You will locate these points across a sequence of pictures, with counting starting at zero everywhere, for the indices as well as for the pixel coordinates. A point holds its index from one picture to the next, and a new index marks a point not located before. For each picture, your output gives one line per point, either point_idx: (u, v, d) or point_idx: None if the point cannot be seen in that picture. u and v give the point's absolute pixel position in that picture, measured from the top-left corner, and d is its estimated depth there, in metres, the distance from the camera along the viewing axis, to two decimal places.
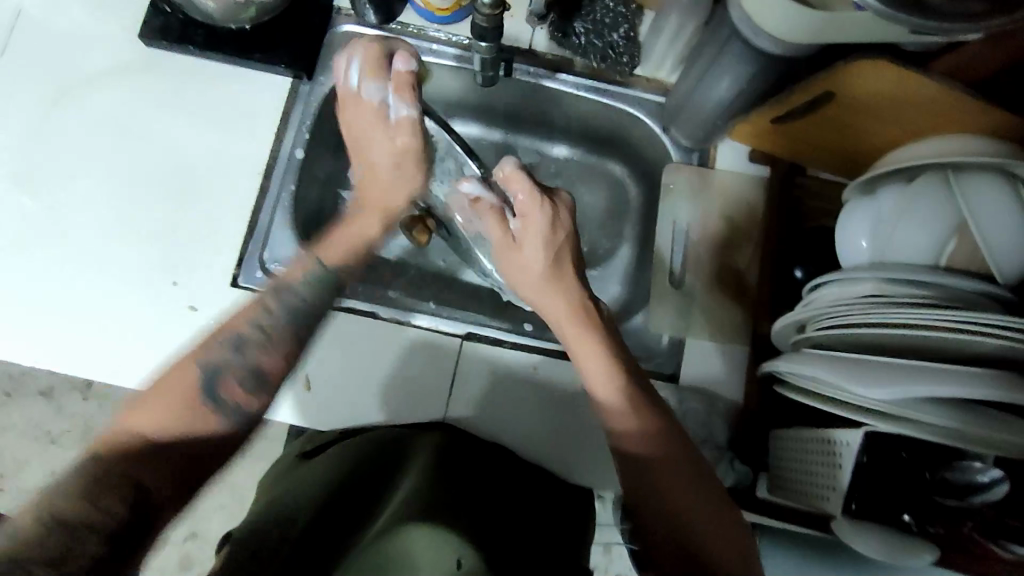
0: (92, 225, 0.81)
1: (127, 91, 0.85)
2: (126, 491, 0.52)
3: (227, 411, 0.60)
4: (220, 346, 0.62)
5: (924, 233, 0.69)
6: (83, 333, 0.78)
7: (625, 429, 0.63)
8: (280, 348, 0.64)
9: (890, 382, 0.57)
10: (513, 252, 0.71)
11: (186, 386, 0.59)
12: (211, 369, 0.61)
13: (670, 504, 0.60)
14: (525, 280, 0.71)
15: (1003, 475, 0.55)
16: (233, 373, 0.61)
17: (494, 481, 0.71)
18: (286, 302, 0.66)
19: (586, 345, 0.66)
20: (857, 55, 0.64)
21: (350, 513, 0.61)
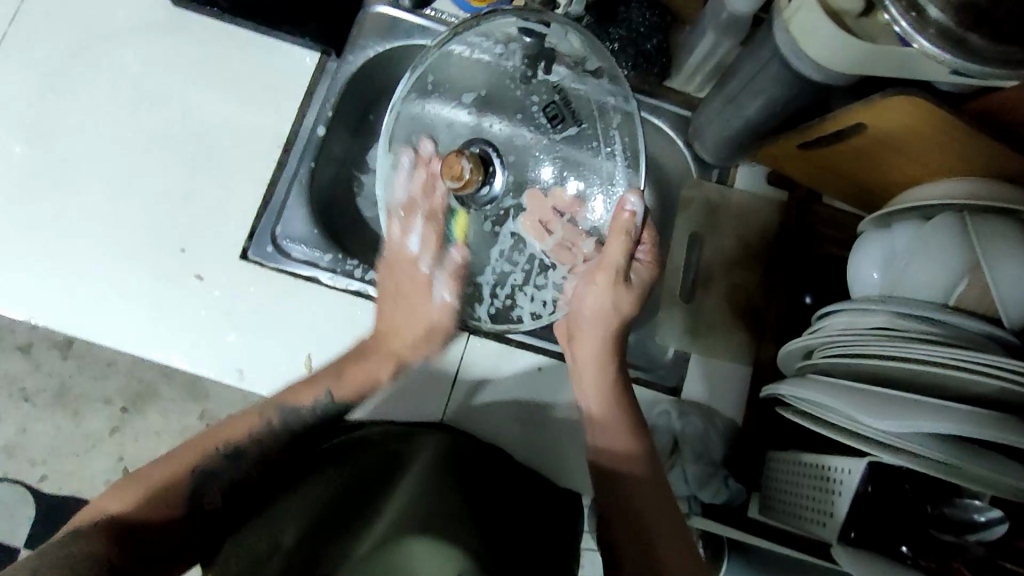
0: (102, 185, 0.79)
1: (149, 49, 0.83)
2: (100, 553, 0.51)
3: (203, 492, 0.59)
4: (216, 453, 0.62)
5: (936, 271, 0.69)
6: (83, 292, 0.76)
7: (610, 448, 0.67)
8: (261, 428, 0.63)
9: (897, 416, 0.57)
10: (604, 289, 0.69)
11: (167, 475, 0.59)
12: (202, 467, 0.61)
13: (626, 505, 0.63)
14: (599, 316, 0.70)
15: (1001, 516, 0.57)
16: (217, 479, 0.61)
17: (494, 485, 0.69)
18: (282, 424, 0.65)
19: (602, 378, 0.71)
20: (891, 90, 0.64)
21: (345, 507, 0.57)
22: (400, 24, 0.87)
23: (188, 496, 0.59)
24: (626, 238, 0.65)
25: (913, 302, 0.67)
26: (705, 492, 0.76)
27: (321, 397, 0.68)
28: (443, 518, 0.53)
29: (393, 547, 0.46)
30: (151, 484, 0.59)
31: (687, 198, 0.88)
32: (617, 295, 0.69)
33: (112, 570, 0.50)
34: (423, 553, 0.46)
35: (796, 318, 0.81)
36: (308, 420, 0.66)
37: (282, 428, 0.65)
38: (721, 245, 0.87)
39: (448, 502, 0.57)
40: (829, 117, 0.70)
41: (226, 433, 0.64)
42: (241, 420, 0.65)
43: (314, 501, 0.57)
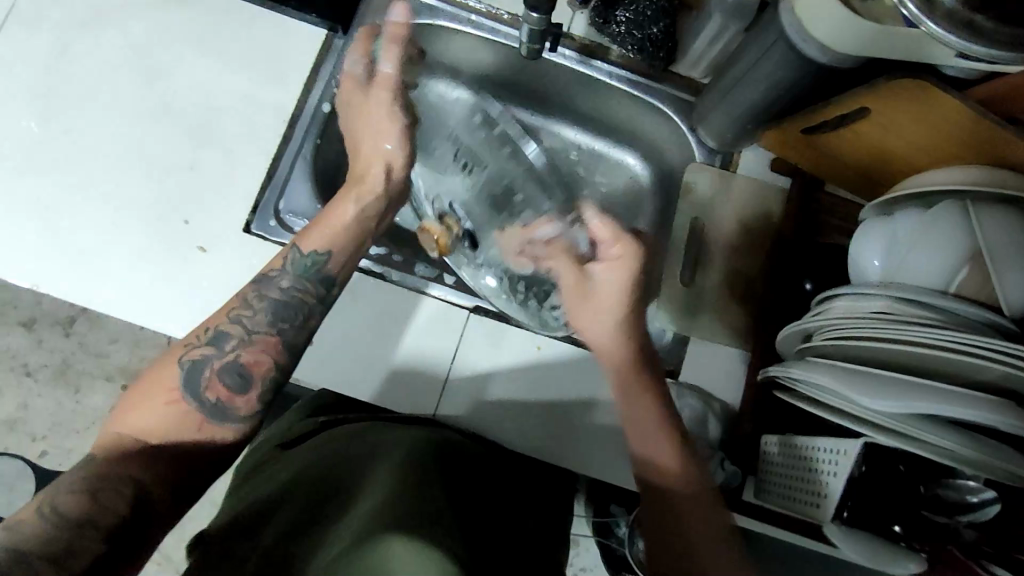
0: (108, 155, 0.80)
1: (158, 21, 0.84)
2: (136, 480, 0.54)
3: (208, 412, 0.60)
4: (202, 340, 0.63)
5: (936, 259, 0.69)
6: (87, 261, 0.76)
7: (667, 469, 0.65)
8: (259, 342, 0.64)
9: (899, 399, 0.57)
10: (586, 305, 0.77)
11: (166, 384, 0.60)
12: (198, 361, 0.62)
13: (666, 520, 0.63)
14: (601, 319, 0.75)
15: (995, 496, 0.57)
16: (212, 366, 0.62)
17: (487, 487, 0.67)
18: (268, 302, 0.66)
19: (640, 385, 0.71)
20: (899, 73, 0.64)
21: (317, 519, 0.54)
22: None
23: (191, 389, 0.60)
24: (631, 268, 0.76)
25: (914, 289, 0.67)
26: None
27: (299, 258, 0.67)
28: (440, 516, 0.50)
29: (371, 540, 0.44)
30: (157, 391, 0.60)
31: (689, 182, 0.88)
32: (620, 322, 0.75)
33: (136, 504, 0.53)
34: (400, 544, 0.43)
35: (795, 304, 0.82)
36: (286, 299, 0.66)
37: (261, 300, 0.66)
38: (723, 231, 0.87)
39: (426, 486, 0.55)
40: (834, 101, 0.70)
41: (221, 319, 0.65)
42: (232, 302, 0.66)
43: (282, 518, 0.55)
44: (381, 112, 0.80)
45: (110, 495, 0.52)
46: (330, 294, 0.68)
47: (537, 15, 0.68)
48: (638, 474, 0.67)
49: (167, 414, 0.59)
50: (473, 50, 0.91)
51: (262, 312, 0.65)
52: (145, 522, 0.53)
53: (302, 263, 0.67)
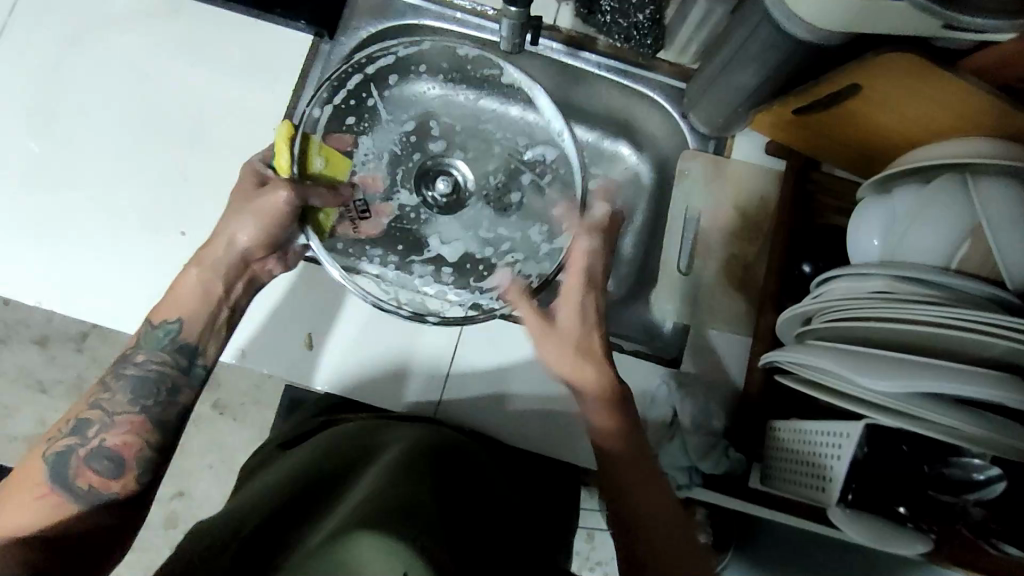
0: (102, 170, 0.80)
1: (146, 35, 0.84)
2: (29, 559, 0.52)
3: (78, 497, 0.58)
4: (63, 432, 0.60)
5: (935, 235, 0.68)
6: (86, 276, 0.77)
7: (604, 433, 0.66)
8: (126, 423, 0.61)
9: (898, 374, 0.57)
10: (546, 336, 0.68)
11: (35, 477, 0.57)
12: (63, 454, 0.59)
13: (609, 480, 0.65)
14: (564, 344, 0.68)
15: (1001, 475, 0.56)
16: (78, 453, 0.59)
17: (482, 483, 0.68)
18: (136, 373, 0.63)
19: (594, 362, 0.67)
20: (887, 47, 0.63)
21: (309, 509, 0.55)
22: (393, 4, 0.88)
23: (59, 481, 0.58)
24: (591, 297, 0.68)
25: (912, 266, 0.66)
26: (704, 463, 0.76)
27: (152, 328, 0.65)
28: (417, 509, 0.50)
29: (342, 535, 0.44)
30: (23, 489, 0.57)
31: (682, 170, 0.87)
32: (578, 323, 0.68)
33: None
34: (368, 539, 0.44)
35: (795, 287, 0.81)
36: (148, 373, 0.63)
37: (118, 379, 0.63)
38: (719, 217, 0.86)
39: (417, 483, 0.56)
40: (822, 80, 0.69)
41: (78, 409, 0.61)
42: (91, 389, 0.62)
43: (279, 493, 0.56)
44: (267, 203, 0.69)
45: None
46: (195, 365, 0.66)
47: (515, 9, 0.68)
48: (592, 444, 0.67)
49: (39, 506, 0.56)
50: (459, 47, 0.91)
51: (119, 392, 0.62)
52: None
53: (160, 333, 0.65)
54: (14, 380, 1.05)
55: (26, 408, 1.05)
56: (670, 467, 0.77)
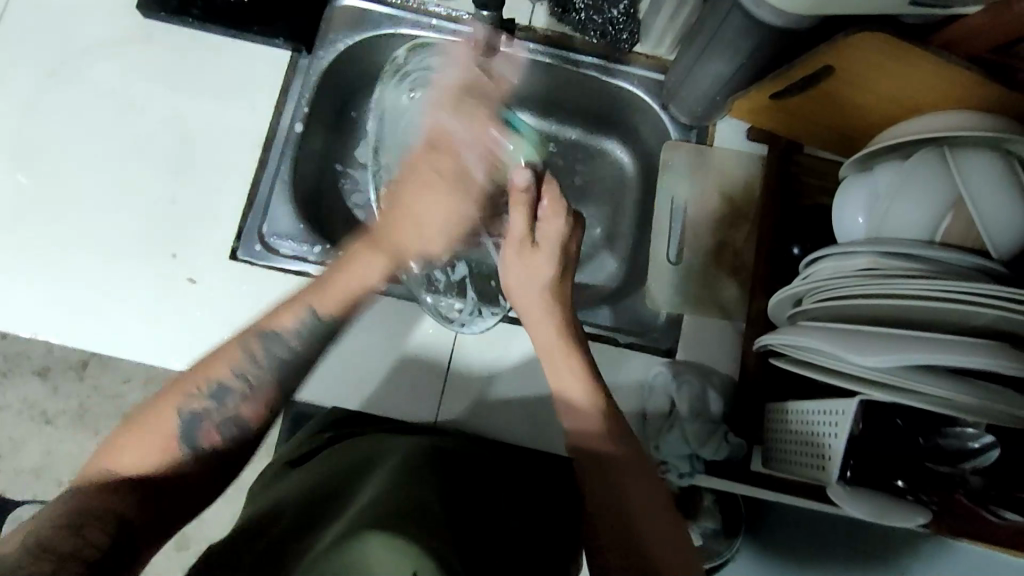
0: (93, 198, 0.81)
1: (126, 63, 0.85)
2: (118, 512, 0.49)
3: (220, 427, 0.57)
4: (202, 393, 0.58)
5: (919, 210, 0.69)
6: (80, 304, 0.78)
7: (582, 426, 0.65)
8: (262, 397, 0.60)
9: (880, 346, 0.58)
10: (518, 260, 0.69)
11: (165, 428, 0.55)
12: (193, 414, 0.57)
13: (612, 497, 0.61)
14: (529, 282, 0.69)
15: (993, 442, 0.57)
16: (210, 420, 0.57)
17: (489, 483, 0.70)
18: (270, 350, 0.61)
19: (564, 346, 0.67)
20: (856, 28, 0.62)
21: (314, 515, 0.56)
22: (369, 15, 0.88)
23: (189, 441, 0.56)
24: (524, 207, 0.67)
25: (898, 242, 0.66)
26: (706, 449, 0.76)
27: (303, 318, 0.62)
28: (420, 513, 0.53)
29: (353, 539, 0.46)
30: (154, 432, 0.55)
31: (665, 162, 0.88)
32: (530, 256, 0.68)
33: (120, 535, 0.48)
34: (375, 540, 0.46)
35: (785, 270, 0.81)
36: (297, 357, 0.61)
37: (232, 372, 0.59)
38: (705, 205, 0.87)
39: (421, 488, 0.58)
40: (795, 65, 0.69)
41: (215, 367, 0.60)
42: (231, 348, 0.60)
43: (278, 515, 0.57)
44: (445, 180, 0.71)
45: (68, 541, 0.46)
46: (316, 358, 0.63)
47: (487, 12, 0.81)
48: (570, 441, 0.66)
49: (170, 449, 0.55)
50: None
51: (266, 353, 0.61)
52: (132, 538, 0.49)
53: (309, 328, 0.62)
54: (19, 413, 1.06)
55: (32, 440, 1.05)
56: (671, 454, 0.77)
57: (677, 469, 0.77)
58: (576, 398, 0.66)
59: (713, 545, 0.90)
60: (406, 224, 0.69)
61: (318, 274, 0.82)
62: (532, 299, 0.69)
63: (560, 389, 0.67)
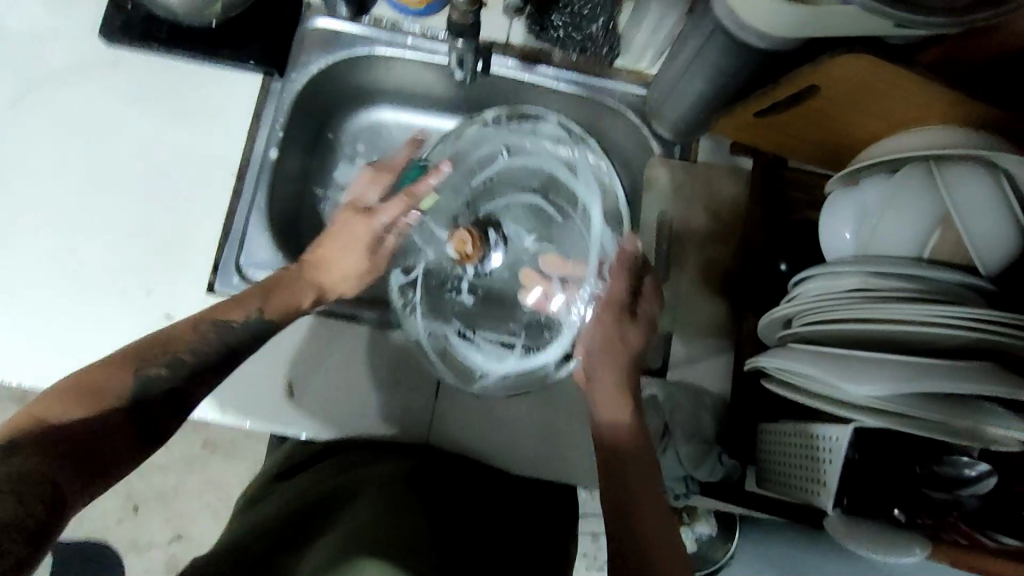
0: (63, 234, 0.78)
1: (90, 90, 0.81)
2: (44, 471, 0.44)
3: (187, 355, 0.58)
4: (159, 360, 0.56)
5: (906, 228, 0.69)
6: (55, 345, 0.75)
7: (606, 431, 0.65)
8: (204, 374, 0.59)
9: (875, 377, 0.57)
10: (609, 324, 0.70)
11: (108, 388, 0.53)
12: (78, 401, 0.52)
13: (616, 479, 0.59)
14: (606, 348, 0.69)
15: (990, 468, 0.59)
16: (160, 380, 0.56)
17: (472, 488, 0.75)
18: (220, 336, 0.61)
19: (619, 398, 0.66)
20: (843, 49, 0.61)
21: (303, 535, 0.62)
22: (341, 35, 0.86)
23: (136, 403, 0.54)
24: (629, 269, 0.71)
25: (883, 261, 0.66)
26: (699, 471, 0.76)
27: (253, 315, 0.63)
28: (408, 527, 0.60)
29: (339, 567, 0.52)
30: (97, 385, 0.53)
31: (649, 179, 0.86)
32: (621, 325, 0.70)
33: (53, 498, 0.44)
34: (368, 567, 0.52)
35: (774, 287, 0.81)
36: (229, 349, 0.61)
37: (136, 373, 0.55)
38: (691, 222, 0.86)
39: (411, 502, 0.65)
40: (783, 83, 0.67)
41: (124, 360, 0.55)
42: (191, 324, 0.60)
43: (276, 525, 0.64)
44: (358, 247, 0.73)
45: (29, 464, 0.44)
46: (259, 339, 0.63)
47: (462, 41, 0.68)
48: (595, 441, 0.65)
49: (90, 404, 0.51)
50: (413, 73, 0.89)
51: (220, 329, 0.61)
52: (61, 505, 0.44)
53: (258, 326, 0.63)
54: None
55: None
56: (666, 477, 0.77)
57: (673, 491, 0.78)
58: (608, 434, 0.64)
59: (711, 553, 0.92)
60: (336, 248, 0.72)
61: None
62: (604, 347, 0.69)
63: (599, 421, 0.66)
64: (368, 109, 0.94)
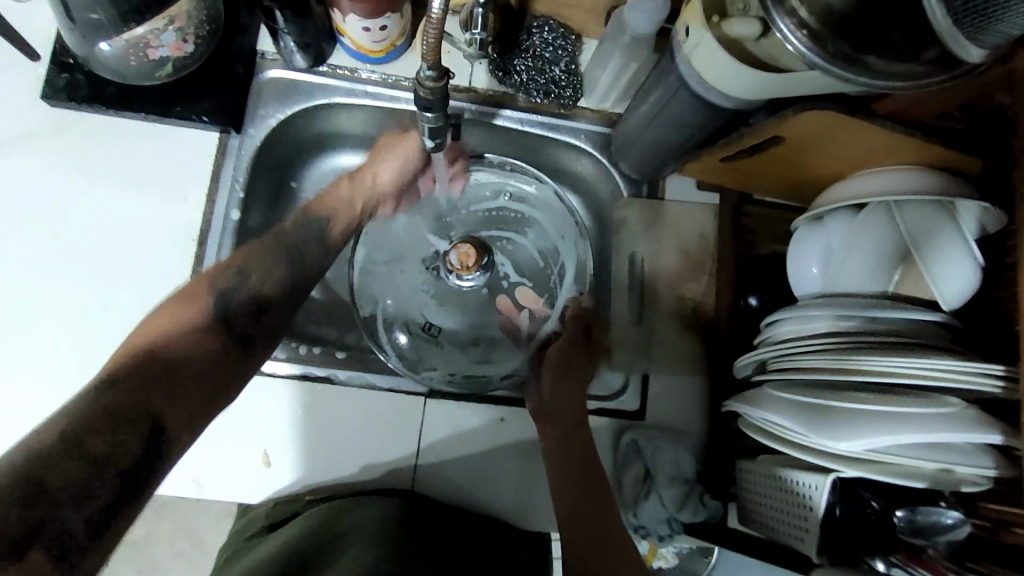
0: (12, 315, 0.74)
1: (35, 156, 0.78)
2: (141, 434, 0.50)
3: (239, 294, 0.62)
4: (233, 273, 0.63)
5: (868, 269, 0.70)
6: (12, 432, 0.72)
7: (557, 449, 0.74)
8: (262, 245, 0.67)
9: (847, 431, 0.60)
10: (571, 352, 0.81)
11: (200, 300, 0.60)
12: (223, 291, 0.61)
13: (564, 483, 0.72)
14: (566, 374, 0.79)
15: (963, 515, 0.60)
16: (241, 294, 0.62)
17: (457, 523, 0.73)
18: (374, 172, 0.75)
19: (575, 420, 0.76)
20: (805, 105, 0.62)
21: None
22: (299, 86, 0.83)
23: (223, 311, 0.61)
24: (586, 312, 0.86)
25: (852, 303, 0.67)
26: (683, 514, 0.77)
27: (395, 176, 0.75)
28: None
29: None
30: (190, 300, 0.60)
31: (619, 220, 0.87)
32: (581, 357, 0.81)
33: (152, 444, 0.50)
34: None
35: (747, 324, 0.81)
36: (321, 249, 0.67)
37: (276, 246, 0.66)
38: (662, 260, 0.87)
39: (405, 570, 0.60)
40: (748, 133, 0.68)
41: (244, 258, 0.64)
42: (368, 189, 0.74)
43: None
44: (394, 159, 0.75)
45: (134, 398, 0.51)
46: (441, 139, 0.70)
47: (431, 115, 0.64)
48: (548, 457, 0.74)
49: (202, 334, 0.59)
50: (376, 120, 0.87)
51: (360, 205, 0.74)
52: (161, 453, 0.51)
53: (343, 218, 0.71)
54: None
55: None
56: (649, 520, 0.78)
57: (657, 533, 0.79)
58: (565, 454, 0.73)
59: None
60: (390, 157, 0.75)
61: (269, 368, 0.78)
62: (561, 370, 0.79)
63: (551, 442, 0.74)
64: (328, 155, 0.91)
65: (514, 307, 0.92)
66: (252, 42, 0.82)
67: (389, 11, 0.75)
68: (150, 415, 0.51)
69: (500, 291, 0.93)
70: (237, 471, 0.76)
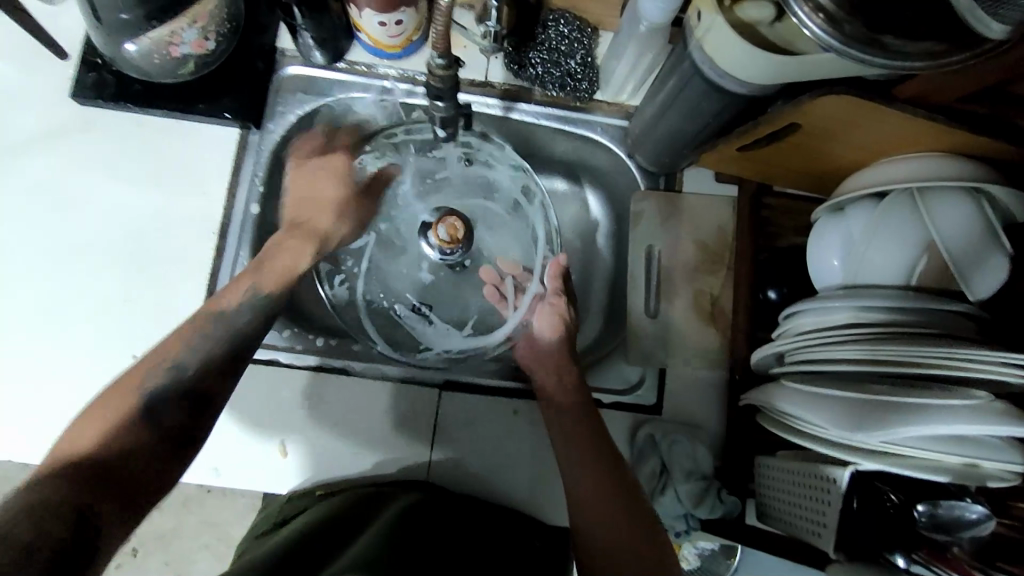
0: (40, 306, 0.77)
1: (64, 153, 0.80)
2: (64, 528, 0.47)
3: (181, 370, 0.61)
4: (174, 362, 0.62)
5: (892, 258, 0.68)
6: (39, 418, 0.74)
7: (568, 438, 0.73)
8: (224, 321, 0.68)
9: (865, 424, 0.58)
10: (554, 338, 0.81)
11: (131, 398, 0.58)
12: (154, 385, 0.59)
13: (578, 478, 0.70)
14: (551, 361, 0.79)
15: (986, 510, 0.57)
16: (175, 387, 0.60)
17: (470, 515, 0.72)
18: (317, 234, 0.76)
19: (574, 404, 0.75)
20: (821, 90, 0.61)
21: None
22: (318, 81, 0.85)
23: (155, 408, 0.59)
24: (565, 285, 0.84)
25: (875, 294, 0.65)
26: (700, 510, 0.75)
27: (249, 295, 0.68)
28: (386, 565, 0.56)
29: None
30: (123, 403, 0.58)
31: (636, 212, 0.86)
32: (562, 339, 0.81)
33: (79, 532, 0.48)
34: None
35: (767, 317, 0.80)
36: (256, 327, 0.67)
37: (210, 329, 0.64)
38: (679, 253, 0.86)
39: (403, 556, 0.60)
40: (764, 121, 0.67)
41: (185, 342, 0.63)
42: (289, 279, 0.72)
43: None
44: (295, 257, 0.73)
45: (58, 494, 0.49)
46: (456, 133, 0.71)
47: (444, 103, 0.65)
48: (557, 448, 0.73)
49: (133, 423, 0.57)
50: (393, 115, 0.88)
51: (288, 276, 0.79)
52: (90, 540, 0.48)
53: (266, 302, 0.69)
54: None
55: None
56: (667, 516, 0.77)
57: (673, 528, 0.77)
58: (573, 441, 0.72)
59: None
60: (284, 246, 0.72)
61: (288, 360, 0.79)
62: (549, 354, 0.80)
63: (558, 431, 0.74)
64: None
65: (499, 278, 0.92)
66: (273, 39, 0.83)
67: (404, 5, 0.76)
68: (78, 507, 0.49)
69: (481, 262, 0.93)
70: (255, 460, 0.77)
